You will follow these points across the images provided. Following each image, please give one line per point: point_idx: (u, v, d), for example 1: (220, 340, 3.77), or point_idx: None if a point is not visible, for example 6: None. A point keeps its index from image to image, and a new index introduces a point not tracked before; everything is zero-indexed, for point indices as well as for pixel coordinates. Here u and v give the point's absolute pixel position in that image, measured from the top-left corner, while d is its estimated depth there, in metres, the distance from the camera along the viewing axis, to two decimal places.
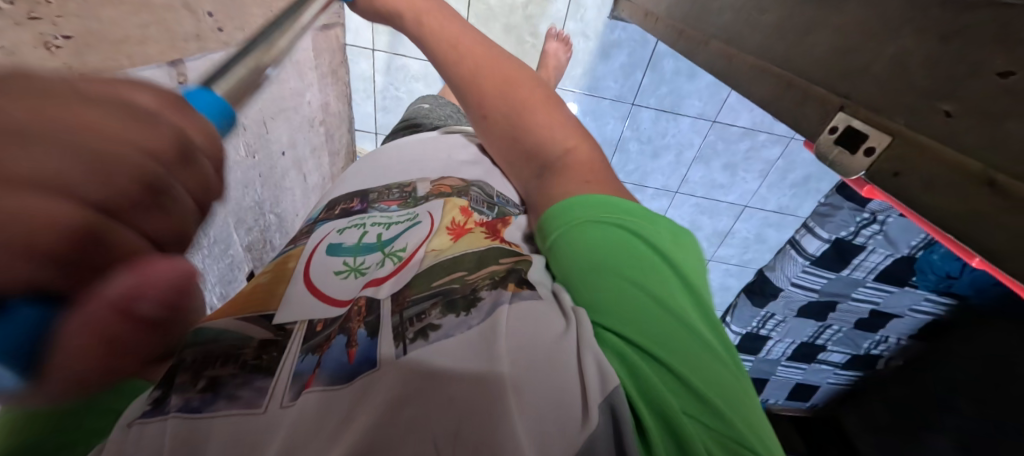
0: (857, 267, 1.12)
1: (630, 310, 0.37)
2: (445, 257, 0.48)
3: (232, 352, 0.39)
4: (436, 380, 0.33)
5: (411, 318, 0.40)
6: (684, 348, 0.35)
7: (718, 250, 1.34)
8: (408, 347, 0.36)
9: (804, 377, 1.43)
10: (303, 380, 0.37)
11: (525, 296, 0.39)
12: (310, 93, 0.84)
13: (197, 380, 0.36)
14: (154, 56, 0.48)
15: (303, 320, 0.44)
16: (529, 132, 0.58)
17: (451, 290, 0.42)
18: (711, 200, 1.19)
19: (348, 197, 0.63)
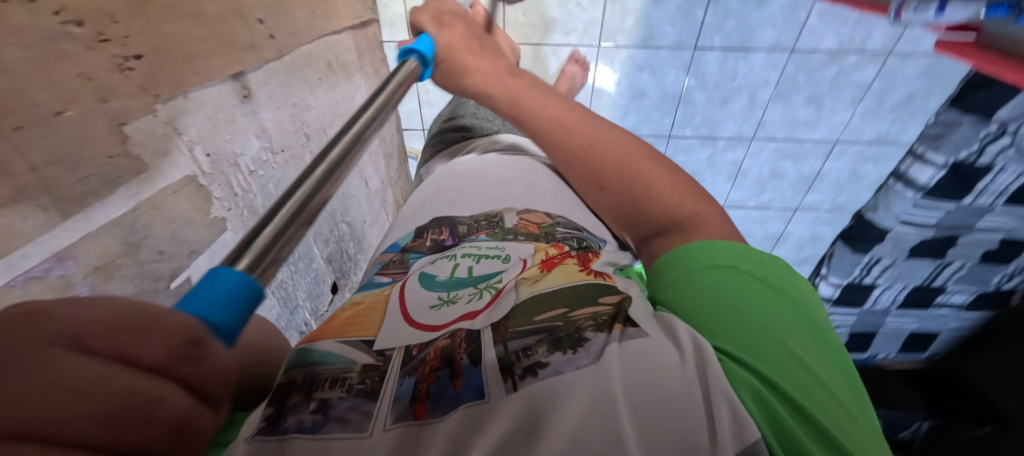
0: (982, 192, 0.95)
1: (763, 355, 0.38)
2: (538, 291, 0.49)
3: (339, 375, 0.42)
4: (552, 400, 0.35)
5: (517, 352, 0.41)
6: (825, 398, 0.36)
7: (805, 197, 1.14)
8: (518, 383, 0.38)
9: (920, 324, 1.24)
10: (405, 406, 0.39)
11: (632, 335, 0.40)
12: (360, 95, 0.80)
13: (311, 402, 0.39)
14: (216, 69, 0.46)
15: (401, 347, 0.45)
16: (649, 199, 0.57)
17: (555, 328, 0.43)
18: (795, 141, 1.02)
19: (437, 225, 0.63)
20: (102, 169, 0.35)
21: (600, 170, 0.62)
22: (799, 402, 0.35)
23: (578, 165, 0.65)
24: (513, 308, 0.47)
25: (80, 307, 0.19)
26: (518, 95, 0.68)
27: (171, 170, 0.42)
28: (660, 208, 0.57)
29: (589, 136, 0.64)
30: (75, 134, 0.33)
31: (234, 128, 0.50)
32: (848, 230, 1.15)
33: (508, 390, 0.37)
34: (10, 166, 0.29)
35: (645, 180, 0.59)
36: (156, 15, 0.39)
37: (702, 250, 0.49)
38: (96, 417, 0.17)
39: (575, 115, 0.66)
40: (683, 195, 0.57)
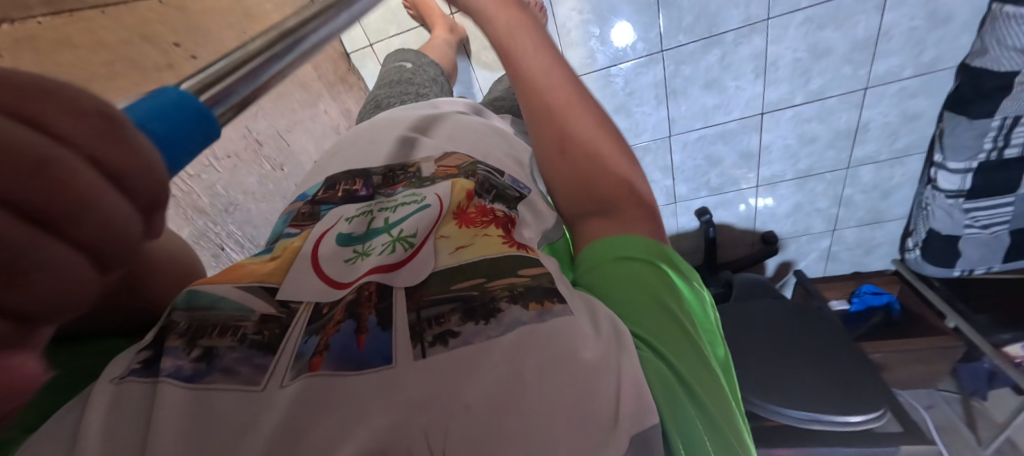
0: None
1: (674, 347, 0.33)
2: (461, 261, 0.37)
3: (232, 322, 0.33)
4: (468, 373, 0.28)
5: (429, 317, 0.32)
6: (722, 402, 0.31)
7: (873, 69, 0.86)
8: (428, 350, 0.30)
9: None
10: (305, 362, 0.30)
11: (557, 314, 0.32)
12: (324, 103, 0.85)
13: (191, 348, 0.31)
14: (125, 87, 0.53)
15: (309, 300, 0.36)
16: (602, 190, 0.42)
17: (471, 296, 0.34)
18: (828, 2, 0.80)
19: (349, 175, 0.51)
20: None
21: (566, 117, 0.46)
22: (697, 401, 0.30)
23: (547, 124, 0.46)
24: (431, 275, 0.36)
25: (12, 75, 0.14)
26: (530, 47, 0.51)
27: None
28: (616, 176, 0.43)
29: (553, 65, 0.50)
30: None
31: None
32: (953, 96, 0.86)
33: (417, 357, 0.29)
34: None
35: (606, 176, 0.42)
36: (45, 48, 0.46)
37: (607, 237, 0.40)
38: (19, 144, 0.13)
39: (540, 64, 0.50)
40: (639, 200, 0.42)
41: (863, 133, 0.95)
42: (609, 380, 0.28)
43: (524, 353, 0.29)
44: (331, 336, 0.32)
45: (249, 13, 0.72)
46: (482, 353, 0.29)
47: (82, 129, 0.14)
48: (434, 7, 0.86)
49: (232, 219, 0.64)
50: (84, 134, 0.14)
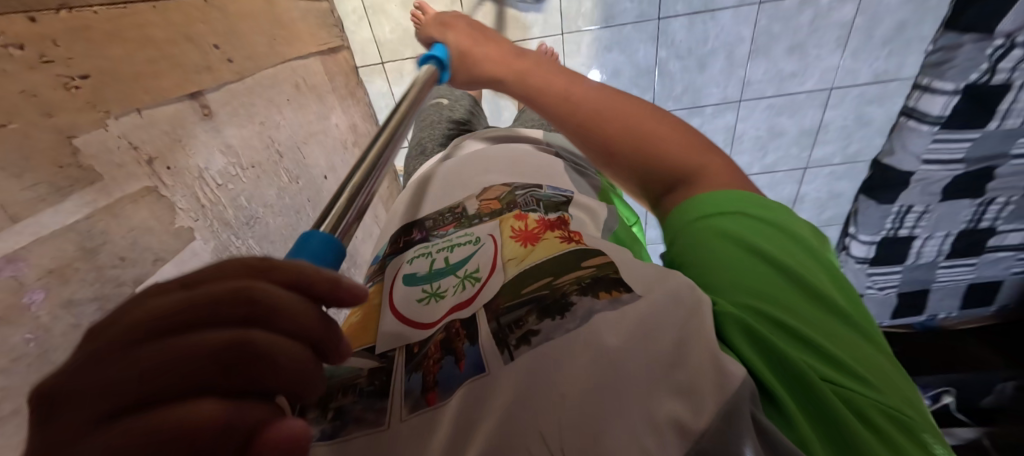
0: (1009, 113, 0.86)
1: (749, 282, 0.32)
2: (524, 265, 0.37)
3: (349, 381, 0.30)
4: (570, 363, 0.26)
5: (508, 325, 0.31)
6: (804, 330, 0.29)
7: (813, 154, 1.05)
8: (515, 353, 0.28)
9: (977, 275, 1.10)
10: (421, 396, 0.28)
11: (627, 300, 0.29)
12: (335, 115, 0.83)
13: (326, 412, 0.28)
14: (169, 88, 0.49)
15: (400, 344, 0.33)
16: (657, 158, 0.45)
17: (542, 297, 0.32)
18: (786, 96, 0.97)
19: (404, 229, 0.52)
20: (52, 178, 0.38)
21: (595, 115, 0.49)
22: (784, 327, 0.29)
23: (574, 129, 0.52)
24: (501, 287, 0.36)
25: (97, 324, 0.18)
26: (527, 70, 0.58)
27: (131, 181, 0.44)
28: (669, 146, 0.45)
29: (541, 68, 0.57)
30: (19, 145, 0.35)
31: (194, 144, 0.52)
32: (865, 183, 1.07)
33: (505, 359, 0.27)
34: None
35: (654, 144, 0.46)
36: (99, 39, 0.43)
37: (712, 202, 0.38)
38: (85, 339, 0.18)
39: (558, 74, 0.56)
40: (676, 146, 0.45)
41: (800, 202, 1.14)
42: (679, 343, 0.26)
43: (601, 338, 0.27)
44: (434, 370, 0.29)
45: (279, 21, 0.70)
46: (570, 347, 0.27)
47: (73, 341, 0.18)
48: None
49: (251, 233, 0.61)
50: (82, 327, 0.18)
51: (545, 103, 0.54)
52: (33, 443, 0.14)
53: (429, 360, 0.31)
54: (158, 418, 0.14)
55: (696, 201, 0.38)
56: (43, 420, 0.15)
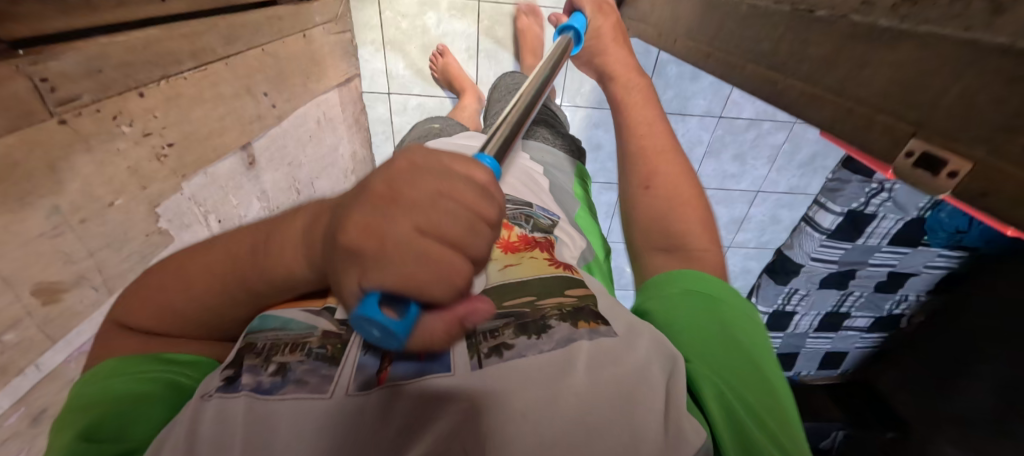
0: (871, 234, 1.11)
1: (710, 358, 0.35)
2: (507, 279, 0.40)
3: (301, 340, 0.31)
4: (534, 390, 0.28)
5: (483, 332, 0.33)
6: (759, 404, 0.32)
7: (737, 236, 1.31)
8: (484, 361, 0.30)
9: (832, 345, 1.42)
10: (367, 374, 0.29)
11: (604, 333, 0.33)
12: (343, 145, 0.81)
13: (268, 364, 0.29)
14: (231, 144, 0.51)
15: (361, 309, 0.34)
16: (676, 218, 0.49)
17: (522, 313, 0.35)
18: (724, 191, 1.18)
19: None
20: (141, 248, 0.40)
21: (651, 170, 0.53)
22: (745, 409, 0.32)
23: (629, 161, 0.56)
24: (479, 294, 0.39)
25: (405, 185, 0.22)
26: (631, 86, 0.65)
27: (192, 240, 0.46)
28: (697, 228, 0.49)
29: (641, 93, 0.63)
30: (120, 220, 0.38)
31: (240, 194, 0.54)
32: (770, 265, 1.34)
33: (474, 365, 0.29)
34: (74, 254, 0.34)
35: (682, 208, 0.50)
36: (186, 104, 0.44)
37: (676, 280, 0.42)
38: (406, 200, 0.21)
39: (661, 125, 0.58)
40: (703, 227, 0.49)
41: None
42: (640, 395, 0.29)
43: (568, 379, 0.29)
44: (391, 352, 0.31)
45: (316, 58, 0.70)
46: (542, 371, 0.30)
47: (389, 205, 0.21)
48: (465, 75, 0.89)
49: None
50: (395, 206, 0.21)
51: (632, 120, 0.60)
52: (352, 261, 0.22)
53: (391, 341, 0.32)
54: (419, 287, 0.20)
55: (678, 278, 0.42)
56: (349, 254, 0.22)
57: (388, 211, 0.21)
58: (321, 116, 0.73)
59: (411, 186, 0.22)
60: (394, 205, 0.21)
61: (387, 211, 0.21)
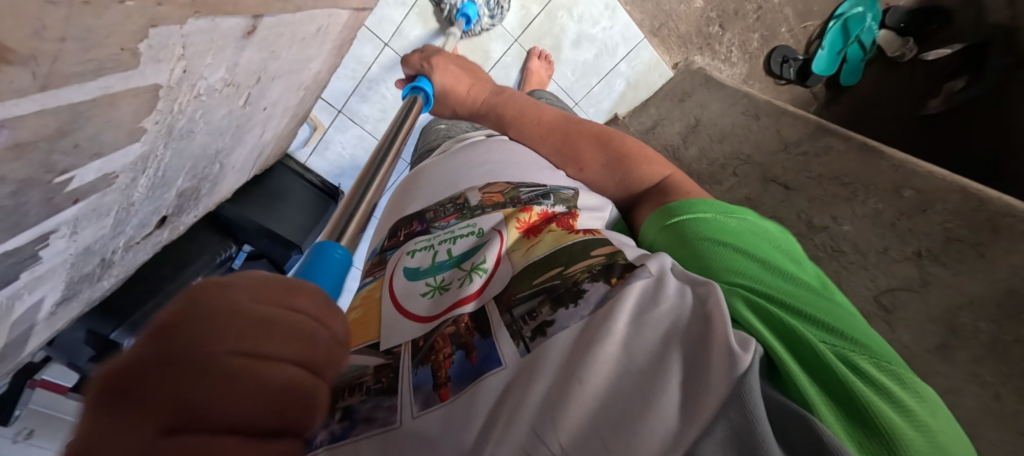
0: None
1: (734, 259, 0.39)
2: (533, 257, 0.44)
3: (356, 382, 0.38)
4: (579, 359, 0.32)
5: (522, 317, 0.38)
6: (799, 295, 0.35)
7: None
8: (531, 344, 0.36)
9: None
10: (428, 390, 0.36)
11: (639, 277, 0.37)
12: (316, 61, 0.73)
13: (335, 412, 0.36)
14: (250, 8, 0.44)
15: (407, 342, 0.41)
16: (629, 172, 0.56)
17: (554, 287, 0.40)
18: None
19: (407, 220, 0.56)
20: (104, 58, 0.31)
21: (578, 146, 0.60)
22: (783, 302, 0.34)
23: (567, 156, 0.61)
24: (512, 279, 0.43)
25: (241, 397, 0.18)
26: (506, 104, 0.66)
27: (150, 76, 0.38)
28: (650, 174, 0.55)
29: (512, 101, 0.66)
30: (112, 22, 0.30)
31: (217, 56, 0.45)
32: None
33: (522, 352, 0.35)
34: (47, 32, 0.26)
35: (626, 160, 0.57)
36: None
37: (695, 203, 0.47)
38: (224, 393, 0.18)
39: (552, 113, 0.64)
40: (653, 160, 0.56)
41: None
42: (673, 339, 0.32)
43: (604, 326, 0.34)
44: (443, 365, 0.37)
45: None
46: (580, 334, 0.34)
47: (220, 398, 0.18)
48: None
49: (175, 145, 0.50)
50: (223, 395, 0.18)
51: (537, 136, 0.63)
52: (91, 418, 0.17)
53: (439, 354, 0.38)
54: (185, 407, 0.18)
55: (696, 203, 0.47)
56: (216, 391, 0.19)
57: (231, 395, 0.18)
58: (324, 26, 0.66)
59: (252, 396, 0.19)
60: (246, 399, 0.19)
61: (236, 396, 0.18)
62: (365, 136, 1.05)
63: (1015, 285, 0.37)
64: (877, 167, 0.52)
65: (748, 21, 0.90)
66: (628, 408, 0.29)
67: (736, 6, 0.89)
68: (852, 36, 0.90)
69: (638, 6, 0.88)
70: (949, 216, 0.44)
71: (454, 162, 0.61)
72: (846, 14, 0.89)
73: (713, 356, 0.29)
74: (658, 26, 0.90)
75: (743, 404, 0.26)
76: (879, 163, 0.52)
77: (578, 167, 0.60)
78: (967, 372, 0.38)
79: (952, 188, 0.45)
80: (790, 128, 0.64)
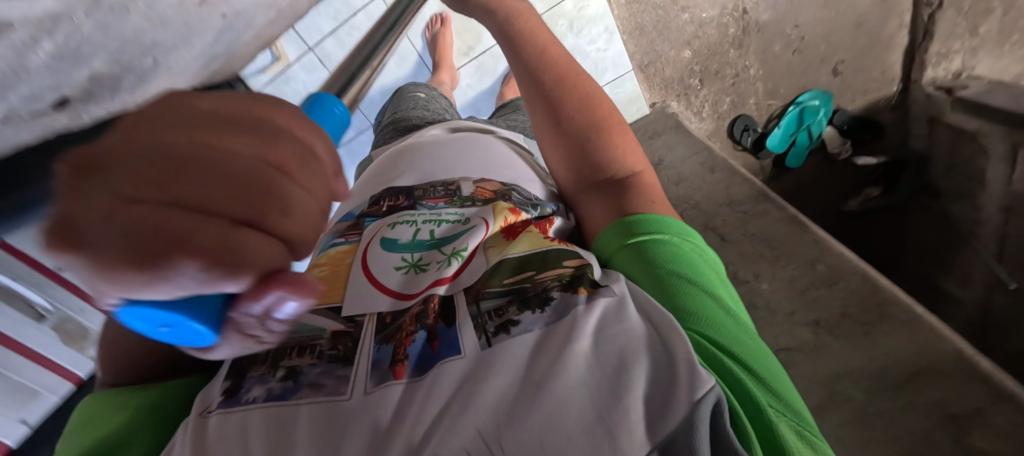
0: None
1: (692, 299, 0.37)
2: (509, 255, 0.42)
3: (308, 342, 0.36)
4: (546, 369, 0.31)
5: (487, 312, 0.37)
6: (747, 351, 0.34)
7: None
8: (491, 340, 0.34)
9: None
10: (383, 369, 0.34)
11: (603, 294, 0.36)
12: None
13: (275, 371, 0.34)
14: None
15: (372, 313, 0.39)
16: (603, 149, 0.52)
17: (524, 288, 0.38)
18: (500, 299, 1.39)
19: (391, 191, 0.53)
20: None
21: (571, 111, 0.53)
22: (736, 356, 0.33)
23: (550, 104, 0.54)
24: (484, 273, 0.41)
25: (208, 145, 0.16)
26: (523, 19, 0.60)
27: None
28: (626, 163, 0.52)
29: (533, 25, 0.60)
30: None
31: None
32: None
33: (484, 346, 0.34)
34: None
35: (604, 135, 0.53)
36: None
37: (657, 220, 0.44)
38: (178, 180, 0.15)
39: (559, 51, 0.58)
40: (633, 151, 0.53)
41: None
42: (635, 350, 0.31)
43: (571, 335, 0.32)
44: (405, 345, 0.36)
45: None
46: (544, 340, 0.33)
47: (202, 192, 0.15)
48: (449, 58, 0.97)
49: None
50: (196, 192, 0.15)
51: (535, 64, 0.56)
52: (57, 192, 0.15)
53: (400, 334, 0.37)
54: (157, 178, 0.15)
55: (661, 219, 0.44)
56: (189, 170, 0.16)
57: (185, 167, 0.16)
58: None
59: (219, 168, 0.16)
60: (199, 162, 0.16)
61: (191, 169, 0.16)
62: None
63: (886, 364, 0.43)
64: (801, 239, 0.58)
65: (724, 83, 0.96)
66: (586, 419, 0.28)
67: (718, 67, 0.94)
68: (804, 124, 0.97)
69: (634, 38, 0.93)
70: (847, 294, 0.50)
71: (448, 144, 0.58)
72: (805, 103, 0.96)
73: (675, 381, 0.29)
74: (646, 63, 0.95)
75: (692, 439, 0.27)
76: (804, 236, 0.58)
77: (552, 124, 0.54)
78: (835, 434, 0.41)
79: (856, 271, 0.51)
80: (738, 188, 0.69)
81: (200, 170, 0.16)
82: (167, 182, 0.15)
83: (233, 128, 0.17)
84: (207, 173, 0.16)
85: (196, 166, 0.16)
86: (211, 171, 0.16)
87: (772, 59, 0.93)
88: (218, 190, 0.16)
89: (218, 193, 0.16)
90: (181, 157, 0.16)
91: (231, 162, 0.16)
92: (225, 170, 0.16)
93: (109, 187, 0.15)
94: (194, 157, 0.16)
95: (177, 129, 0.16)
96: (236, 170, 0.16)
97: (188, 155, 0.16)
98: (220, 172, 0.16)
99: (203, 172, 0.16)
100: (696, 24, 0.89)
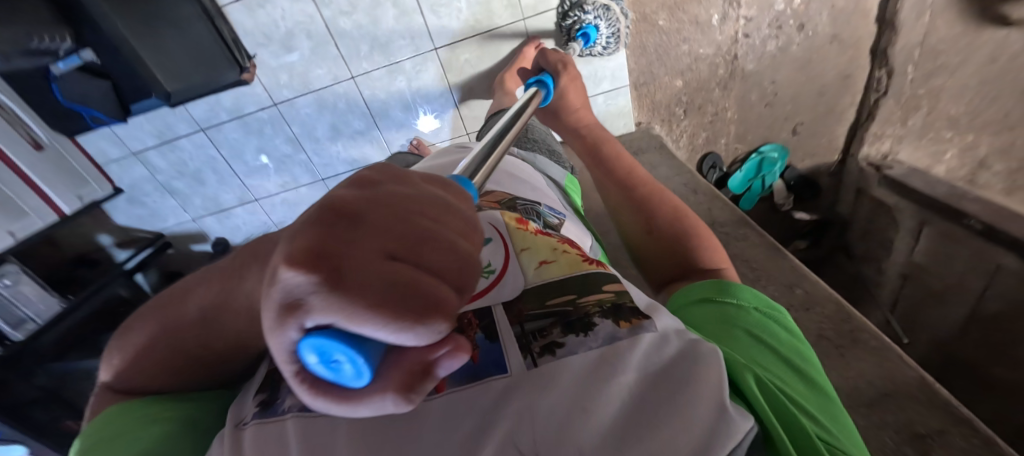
0: None
1: (756, 351, 0.39)
2: (545, 277, 0.40)
3: None
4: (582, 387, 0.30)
5: (531, 333, 0.35)
6: (810, 404, 0.35)
7: None
8: (537, 361, 0.33)
9: None
10: None
11: (646, 327, 0.34)
12: None
13: None
14: None
15: None
16: (691, 250, 0.54)
17: (566, 312, 0.37)
18: None
19: None
20: None
21: (653, 212, 0.58)
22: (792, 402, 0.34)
23: (639, 211, 0.59)
24: (522, 290, 0.39)
25: (427, 223, 0.21)
26: (607, 143, 0.70)
27: None
28: (712, 262, 0.53)
29: (621, 149, 0.69)
30: None
31: None
32: None
33: (529, 366, 0.32)
34: None
35: (693, 239, 0.55)
36: None
37: (737, 289, 0.46)
38: (409, 241, 0.20)
39: (645, 173, 0.65)
40: (720, 253, 0.54)
41: None
42: (663, 372, 0.31)
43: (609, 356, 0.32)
44: None
45: None
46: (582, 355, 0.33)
47: (423, 253, 0.20)
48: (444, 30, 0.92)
49: None
50: (419, 253, 0.20)
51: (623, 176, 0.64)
52: (315, 227, 0.20)
53: None
54: (394, 239, 0.20)
55: (740, 289, 0.46)
56: (414, 237, 0.20)
57: (410, 234, 0.21)
58: None
59: (432, 240, 0.21)
60: (420, 230, 0.21)
61: (414, 236, 0.20)
62: (316, 20, 0.85)
63: (859, 384, 0.46)
64: (778, 264, 0.61)
65: (703, 119, 1.03)
66: (612, 447, 0.28)
67: (702, 102, 1.01)
68: (761, 173, 1.07)
69: (636, 56, 0.93)
70: (823, 319, 0.53)
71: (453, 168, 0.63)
72: (765, 153, 1.06)
73: (699, 405, 0.29)
74: (641, 83, 0.97)
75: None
76: (782, 261, 0.61)
77: (641, 226, 0.58)
78: None
79: (830, 298, 0.55)
80: (720, 211, 0.73)
81: (424, 240, 0.20)
82: (401, 244, 0.20)
83: (439, 209, 0.23)
84: (422, 239, 0.21)
85: (423, 234, 0.21)
86: (427, 237, 0.21)
87: (747, 107, 1.02)
88: (432, 253, 0.20)
89: (435, 255, 0.20)
90: (408, 228, 0.21)
91: (437, 239, 0.21)
92: (435, 240, 0.21)
93: (355, 248, 0.19)
94: (415, 229, 0.21)
95: (403, 202, 0.22)
96: (442, 241, 0.21)
97: (414, 224, 0.21)
98: (432, 240, 0.21)
99: (426, 240, 0.20)
100: (692, 58, 0.94)
